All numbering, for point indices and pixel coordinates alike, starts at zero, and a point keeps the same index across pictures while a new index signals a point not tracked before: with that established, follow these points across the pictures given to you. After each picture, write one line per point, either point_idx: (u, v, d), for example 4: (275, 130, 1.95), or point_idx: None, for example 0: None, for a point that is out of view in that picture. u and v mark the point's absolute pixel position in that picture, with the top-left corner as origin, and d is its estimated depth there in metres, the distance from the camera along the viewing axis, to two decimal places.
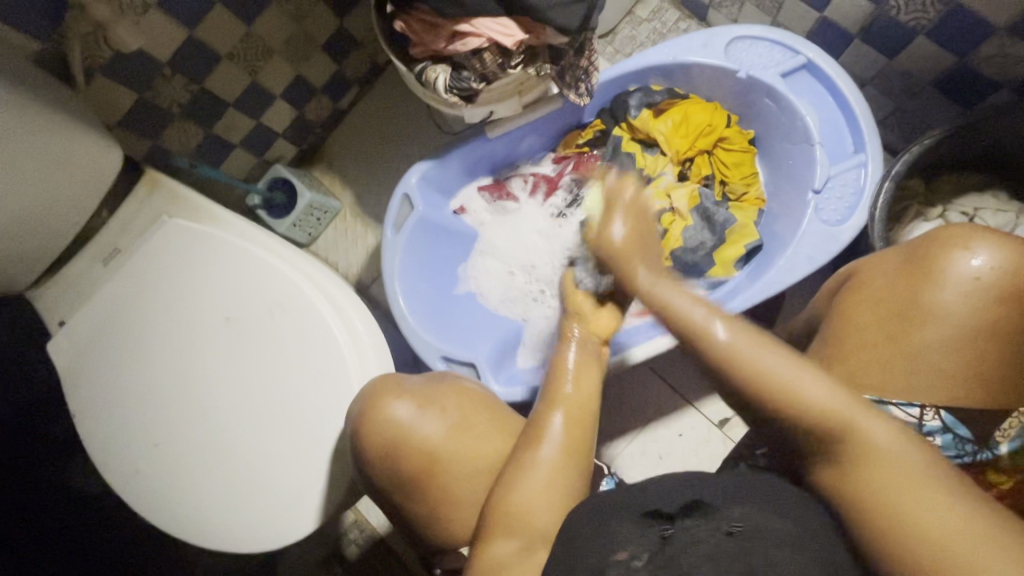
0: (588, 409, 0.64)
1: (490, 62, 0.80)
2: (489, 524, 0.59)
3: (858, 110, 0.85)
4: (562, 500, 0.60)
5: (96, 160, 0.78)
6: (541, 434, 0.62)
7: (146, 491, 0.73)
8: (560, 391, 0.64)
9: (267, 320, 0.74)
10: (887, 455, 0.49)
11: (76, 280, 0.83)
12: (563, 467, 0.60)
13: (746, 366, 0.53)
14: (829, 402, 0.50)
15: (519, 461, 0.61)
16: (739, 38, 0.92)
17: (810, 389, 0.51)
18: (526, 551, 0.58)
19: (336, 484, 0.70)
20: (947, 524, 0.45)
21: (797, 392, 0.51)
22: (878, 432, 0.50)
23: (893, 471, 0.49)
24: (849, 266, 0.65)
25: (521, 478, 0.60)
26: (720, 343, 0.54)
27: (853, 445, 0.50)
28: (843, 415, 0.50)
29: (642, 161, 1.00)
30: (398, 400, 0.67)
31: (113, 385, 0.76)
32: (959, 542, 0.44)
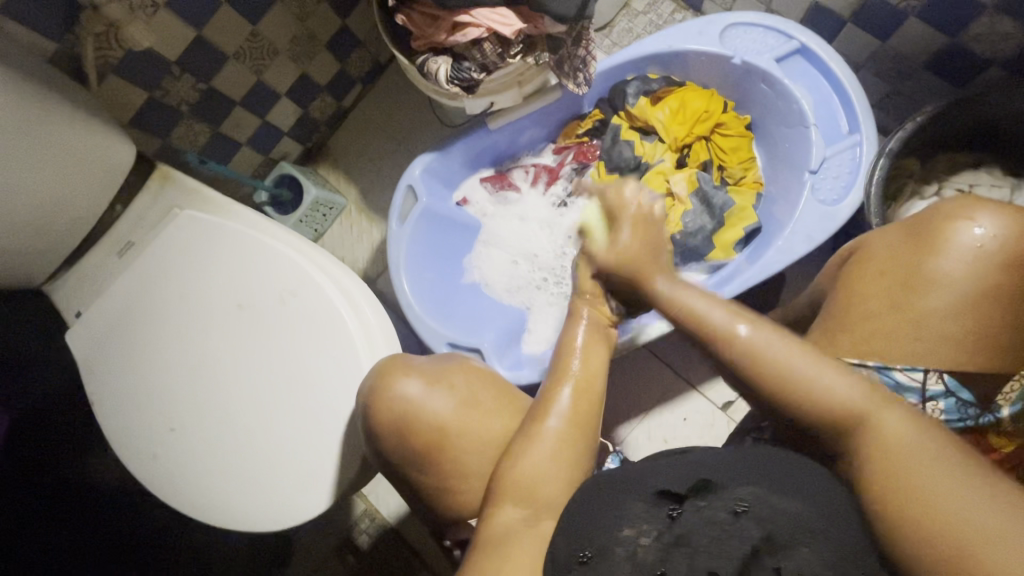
0: (594, 379, 0.65)
1: (489, 52, 0.82)
2: (497, 491, 0.60)
3: (852, 92, 0.87)
4: (568, 471, 0.61)
5: (110, 155, 0.81)
6: (550, 406, 0.63)
7: (164, 474, 0.75)
8: (566, 366, 0.66)
9: (279, 306, 0.76)
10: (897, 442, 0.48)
11: (90, 273, 0.85)
12: (570, 437, 0.62)
13: (765, 363, 0.55)
14: (850, 401, 0.51)
15: (528, 432, 0.62)
16: (733, 25, 0.94)
17: (832, 387, 0.52)
18: (534, 523, 0.58)
19: (348, 464, 0.72)
20: (960, 511, 0.42)
21: (812, 386, 0.53)
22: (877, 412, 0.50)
23: (903, 459, 0.47)
24: (856, 241, 0.66)
25: (529, 448, 0.61)
26: (742, 339, 0.57)
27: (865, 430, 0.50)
28: (858, 407, 0.51)
29: (640, 148, 1.03)
30: (406, 376, 0.69)
31: (130, 372, 0.78)
32: (970, 530, 0.41)
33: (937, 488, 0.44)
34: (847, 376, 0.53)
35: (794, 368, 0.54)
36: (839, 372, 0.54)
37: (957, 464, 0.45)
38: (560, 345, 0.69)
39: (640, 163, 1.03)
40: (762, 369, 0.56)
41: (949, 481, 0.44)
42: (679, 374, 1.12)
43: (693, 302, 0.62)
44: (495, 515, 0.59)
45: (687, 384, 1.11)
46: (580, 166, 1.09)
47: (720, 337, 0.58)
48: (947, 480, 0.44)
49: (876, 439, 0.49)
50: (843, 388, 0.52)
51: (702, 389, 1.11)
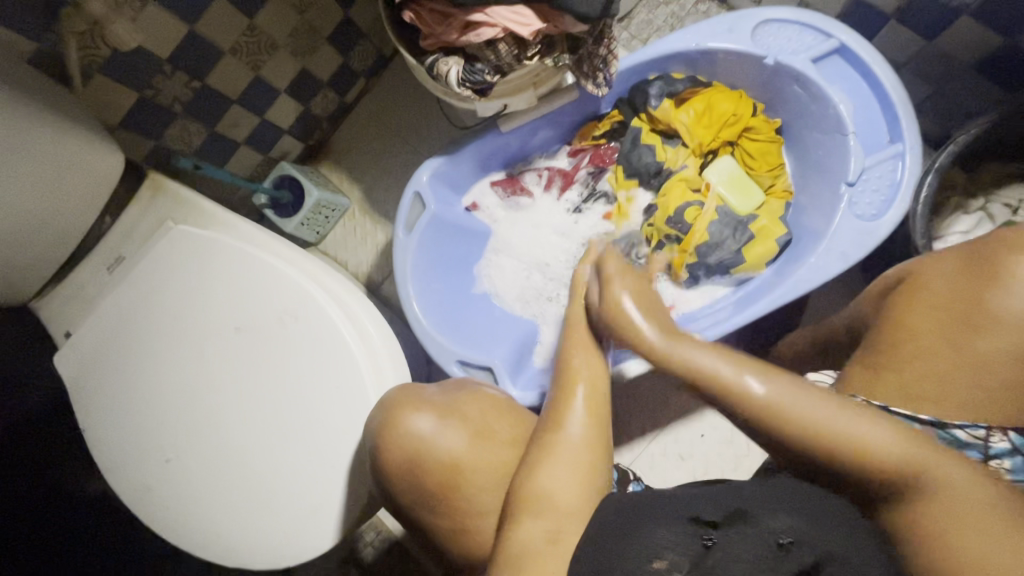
0: (601, 382, 0.64)
1: (505, 52, 0.75)
2: (516, 507, 0.59)
3: (895, 97, 0.81)
4: (586, 481, 0.59)
5: (98, 162, 0.75)
6: (563, 416, 0.61)
7: (163, 505, 0.72)
8: (572, 371, 0.64)
9: (278, 330, 0.71)
10: (960, 492, 0.48)
11: (80, 289, 0.80)
12: (588, 444, 0.60)
13: (789, 417, 0.51)
14: (899, 450, 0.48)
15: (542, 445, 0.60)
16: (766, 21, 0.86)
17: (875, 434, 0.49)
18: (555, 539, 0.56)
19: (354, 498, 0.68)
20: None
21: (857, 441, 0.49)
22: (952, 472, 0.48)
23: (966, 511, 0.47)
24: (901, 266, 0.62)
25: (550, 459, 0.59)
26: (760, 397, 0.51)
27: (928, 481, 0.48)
28: (916, 458, 0.49)
29: (662, 153, 0.98)
30: (417, 413, 0.65)
31: (124, 396, 0.73)
32: None
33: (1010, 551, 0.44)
34: (828, 401, 0.51)
35: (807, 413, 0.50)
36: (795, 388, 0.51)
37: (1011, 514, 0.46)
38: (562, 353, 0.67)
39: (662, 170, 0.98)
40: (788, 424, 0.51)
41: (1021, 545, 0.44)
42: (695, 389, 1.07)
43: (686, 348, 0.55)
44: (514, 532, 0.57)
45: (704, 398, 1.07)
46: (596, 170, 1.04)
47: (728, 392, 0.52)
48: (1002, 529, 0.45)
49: (930, 492, 0.48)
50: (826, 414, 0.50)
51: None
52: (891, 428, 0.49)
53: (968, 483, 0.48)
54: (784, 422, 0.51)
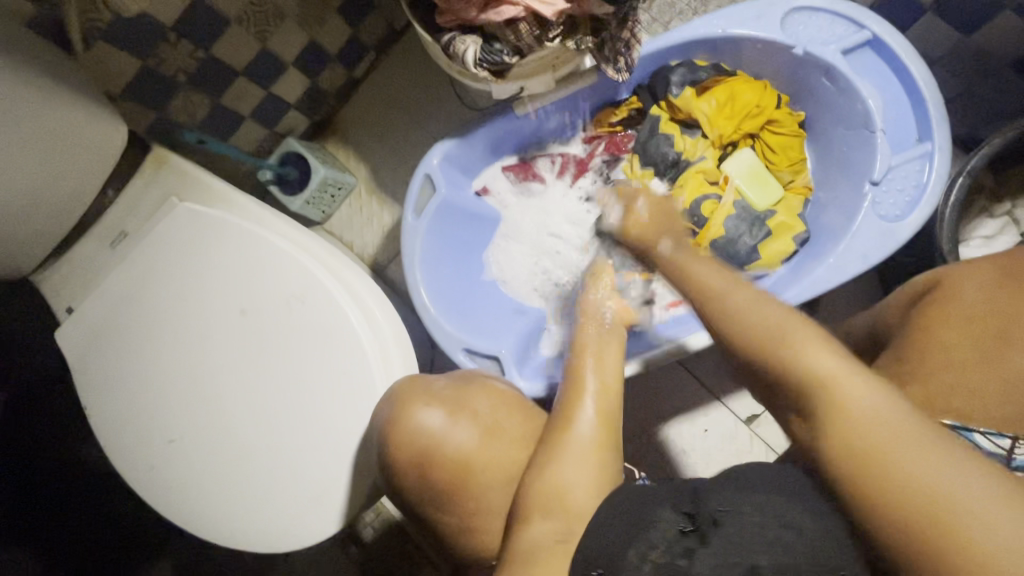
0: (612, 387, 0.64)
1: (526, 34, 0.72)
2: (525, 506, 0.58)
3: (927, 94, 0.78)
4: (597, 481, 0.58)
5: (98, 133, 0.72)
6: (573, 416, 0.62)
7: (166, 487, 0.71)
8: (584, 380, 0.64)
9: (284, 314, 0.69)
10: (861, 407, 0.42)
11: (81, 265, 0.78)
12: (598, 442, 0.60)
13: (747, 325, 0.49)
14: (829, 375, 0.44)
15: (552, 444, 0.61)
16: (797, 8, 0.83)
17: (816, 359, 0.45)
18: (564, 539, 0.55)
19: (359, 487, 0.67)
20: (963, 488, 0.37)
21: (804, 358, 0.46)
22: (824, 363, 0.45)
23: (872, 427, 0.41)
24: (932, 273, 0.61)
25: (558, 459, 0.59)
26: (729, 306, 0.51)
27: (830, 399, 0.43)
28: (836, 385, 0.44)
29: (680, 143, 0.95)
30: (428, 407, 0.66)
31: (127, 376, 0.72)
32: (972, 511, 0.36)
33: (916, 459, 0.39)
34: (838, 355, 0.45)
35: (781, 330, 0.48)
36: (822, 346, 0.46)
37: (922, 434, 0.40)
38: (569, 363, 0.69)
39: (679, 161, 0.95)
40: (749, 332, 0.49)
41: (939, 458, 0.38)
42: (702, 384, 1.06)
43: (698, 268, 0.56)
44: (526, 532, 0.57)
45: (708, 393, 1.06)
46: (611, 158, 1.02)
47: (711, 297, 0.53)
48: (917, 447, 0.39)
49: (831, 409, 0.43)
50: (830, 363, 0.45)
51: (725, 400, 1.06)
52: (840, 356, 0.45)
53: (887, 405, 0.42)
54: (737, 329, 0.50)
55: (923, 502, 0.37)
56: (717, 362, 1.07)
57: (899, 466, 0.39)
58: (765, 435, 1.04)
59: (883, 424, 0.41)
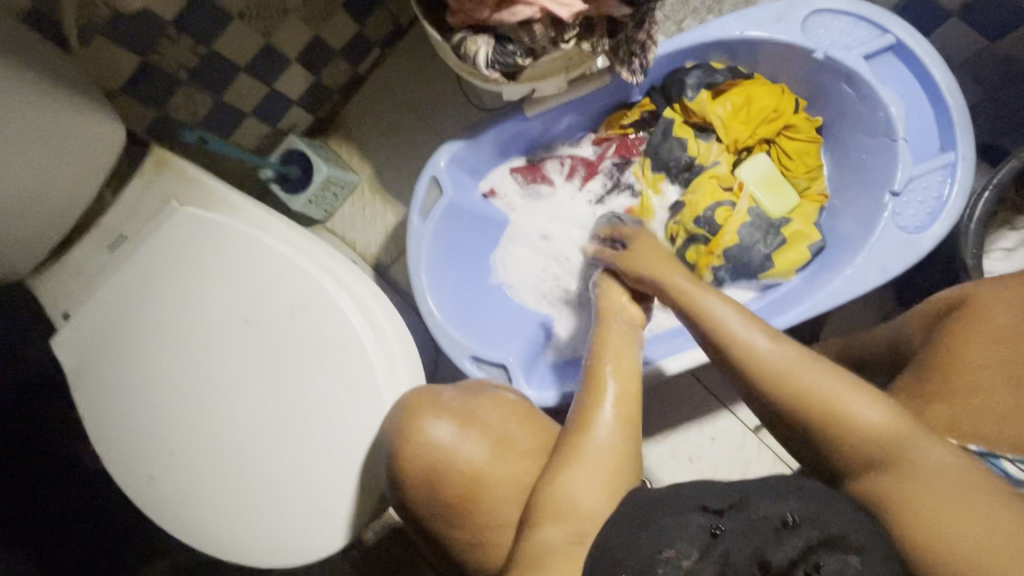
0: (632, 395, 0.61)
1: (540, 35, 0.70)
2: (535, 514, 0.57)
3: (951, 102, 0.75)
4: (611, 486, 0.57)
5: (95, 135, 0.70)
6: (591, 421, 0.59)
7: (166, 498, 0.69)
8: (604, 384, 0.62)
9: (289, 323, 0.67)
10: (923, 463, 0.49)
11: (77, 269, 0.75)
12: (614, 449, 0.58)
13: (786, 382, 0.54)
14: (883, 428, 0.50)
15: (567, 450, 0.59)
16: (818, 11, 0.80)
17: (866, 414, 0.51)
18: (578, 540, 0.55)
19: (365, 502, 0.66)
20: (972, 534, 0.44)
21: (842, 413, 0.52)
22: (866, 414, 0.51)
23: (933, 485, 0.48)
24: (956, 290, 0.60)
25: (573, 464, 0.58)
26: (761, 351, 0.56)
27: (898, 459, 0.50)
28: (889, 442, 0.50)
29: (694, 147, 0.92)
30: (437, 419, 0.64)
31: (127, 385, 0.70)
32: (990, 557, 0.43)
33: (954, 524, 0.45)
34: (870, 400, 0.51)
35: (819, 385, 0.53)
36: (869, 398, 0.52)
37: (971, 486, 0.47)
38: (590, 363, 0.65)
39: (693, 165, 0.93)
40: (783, 388, 0.54)
41: (968, 512, 0.45)
42: (710, 391, 1.05)
43: (705, 303, 0.61)
44: (537, 535, 0.56)
45: (716, 400, 1.05)
46: (621, 160, 0.99)
47: (729, 347, 0.58)
48: (960, 499, 0.46)
49: (897, 464, 0.50)
50: (872, 413, 0.51)
51: (733, 408, 1.05)
52: (885, 409, 0.51)
53: (950, 460, 0.49)
54: (774, 381, 0.55)
55: (966, 554, 0.44)
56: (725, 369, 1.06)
57: (942, 519, 0.46)
58: (772, 443, 1.03)
59: (939, 476, 0.48)
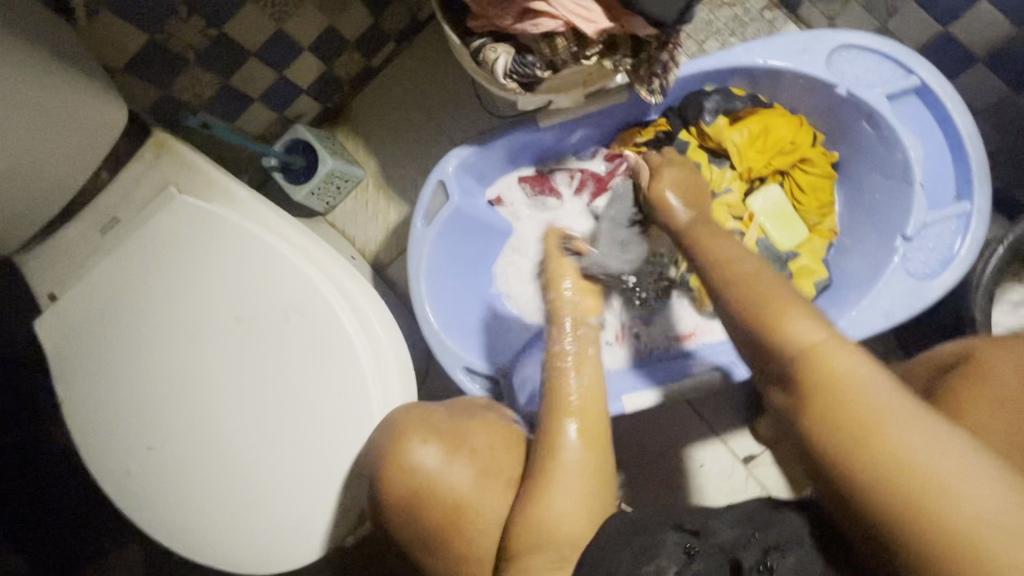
0: (598, 410, 0.65)
1: (561, 49, 0.67)
2: (519, 540, 0.58)
3: (972, 151, 0.74)
4: (588, 506, 0.59)
5: (93, 114, 0.67)
6: (558, 439, 0.61)
7: (139, 497, 0.67)
8: (566, 400, 0.65)
9: (281, 325, 0.65)
10: (842, 373, 0.42)
11: (68, 250, 0.73)
12: (586, 469, 0.60)
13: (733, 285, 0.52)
14: (808, 335, 0.44)
15: (544, 470, 0.60)
16: (845, 45, 0.79)
17: (803, 328, 0.45)
18: (558, 565, 0.57)
19: (344, 517, 0.64)
20: (901, 440, 0.38)
21: (781, 324, 0.46)
22: (807, 329, 0.45)
23: (847, 388, 0.41)
24: (967, 344, 0.61)
25: (548, 486, 0.59)
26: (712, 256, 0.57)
27: (817, 369, 0.43)
28: (823, 351, 0.43)
29: (707, 172, 0.90)
30: (423, 443, 0.62)
31: (109, 375, 0.68)
32: (930, 482, 0.37)
33: (891, 426, 0.39)
34: (815, 318, 0.45)
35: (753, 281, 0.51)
36: (802, 314, 0.46)
37: (906, 411, 0.39)
38: (551, 381, 0.69)
39: None
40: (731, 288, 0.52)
41: (923, 430, 0.38)
42: (703, 419, 1.04)
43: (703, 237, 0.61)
44: (522, 561, 0.58)
45: (709, 429, 1.04)
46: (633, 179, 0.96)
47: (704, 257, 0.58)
48: (895, 418, 0.39)
49: (814, 375, 0.43)
50: (808, 329, 0.45)
51: (725, 437, 1.03)
52: (822, 326, 0.45)
53: (874, 375, 0.41)
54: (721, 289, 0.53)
55: (900, 475, 0.38)
56: (721, 398, 1.04)
57: (870, 422, 0.39)
58: (761, 476, 1.02)
59: (859, 388, 0.41)
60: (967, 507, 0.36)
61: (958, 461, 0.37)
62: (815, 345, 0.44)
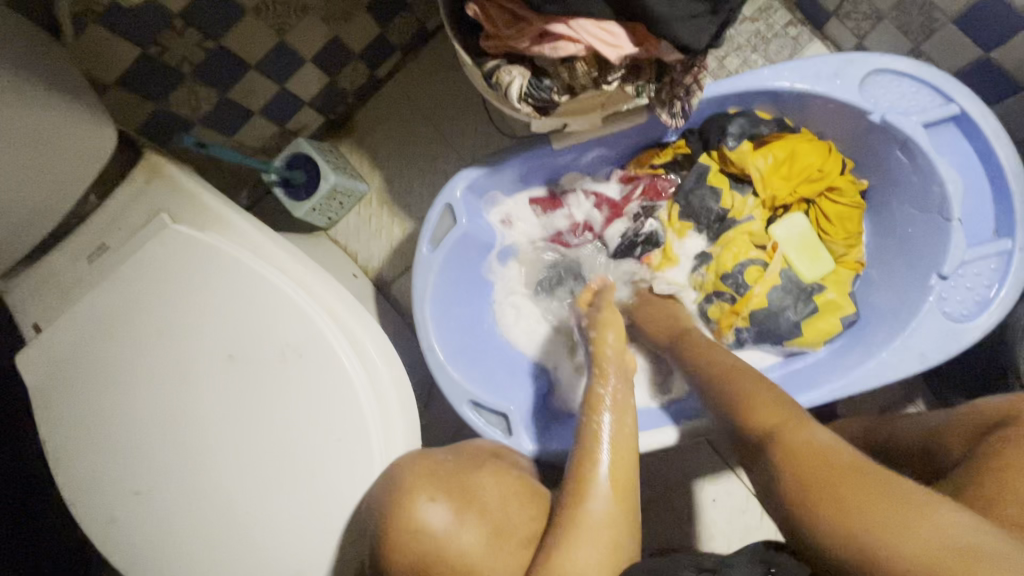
0: (628, 459, 0.61)
1: (581, 73, 0.63)
2: None
3: (1015, 187, 0.70)
4: (611, 565, 0.55)
5: (79, 137, 0.63)
6: (587, 491, 0.58)
7: (122, 545, 0.63)
8: (595, 449, 0.60)
9: (277, 366, 0.61)
10: (809, 446, 0.54)
11: (52, 277, 0.69)
12: (610, 520, 0.57)
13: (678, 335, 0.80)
14: (773, 414, 0.60)
15: (567, 528, 0.56)
16: (879, 70, 0.75)
17: (768, 407, 0.61)
18: None
19: (341, 572, 0.59)
20: (844, 491, 0.49)
21: (757, 406, 0.62)
22: (776, 410, 0.60)
23: (808, 454, 0.54)
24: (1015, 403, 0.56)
25: (570, 544, 0.55)
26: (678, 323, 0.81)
27: (784, 441, 0.56)
28: (785, 426, 0.58)
29: (728, 200, 0.86)
30: (430, 501, 0.58)
31: (95, 414, 0.64)
32: (863, 522, 0.46)
33: (839, 492, 0.49)
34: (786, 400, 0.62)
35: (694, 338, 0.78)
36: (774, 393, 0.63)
37: (856, 471, 0.50)
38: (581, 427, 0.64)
39: (725, 218, 0.87)
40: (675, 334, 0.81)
41: (864, 486, 0.49)
42: (716, 451, 1.00)
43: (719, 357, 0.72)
44: None
45: (723, 461, 1.00)
46: (649, 203, 0.91)
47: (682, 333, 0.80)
48: (843, 477, 0.50)
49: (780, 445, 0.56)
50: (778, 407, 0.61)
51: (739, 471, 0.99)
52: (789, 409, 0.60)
53: (832, 445, 0.54)
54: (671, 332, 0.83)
55: (841, 518, 0.47)
56: None
57: (820, 478, 0.51)
58: None
59: (816, 453, 0.53)
60: (894, 544, 0.44)
61: (892, 503, 0.47)
62: (781, 422, 0.59)
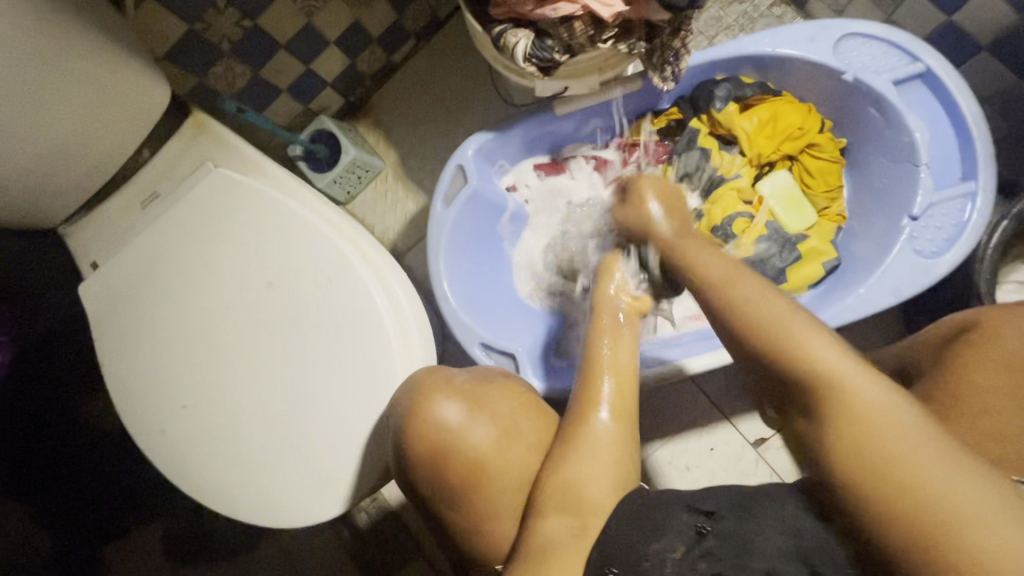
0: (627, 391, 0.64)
1: (579, 32, 0.72)
2: (543, 502, 0.60)
3: (976, 134, 0.77)
4: (615, 479, 0.61)
5: (137, 94, 0.72)
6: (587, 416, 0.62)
7: (172, 454, 0.70)
8: (598, 384, 0.63)
9: (311, 290, 0.69)
10: (963, 517, 0.36)
11: (110, 222, 0.77)
12: (616, 444, 0.61)
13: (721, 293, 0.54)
14: (938, 484, 0.37)
15: (570, 439, 0.62)
16: (851, 34, 0.82)
17: (915, 462, 0.39)
18: (581, 534, 0.58)
19: (368, 471, 0.67)
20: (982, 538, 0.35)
21: (874, 446, 0.40)
22: (884, 449, 0.40)
23: (956, 519, 0.36)
24: (968, 313, 0.62)
25: (574, 452, 0.61)
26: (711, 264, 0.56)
27: (934, 514, 0.37)
28: (897, 473, 0.39)
29: (717, 158, 0.93)
30: (447, 401, 0.66)
31: (149, 337, 0.71)
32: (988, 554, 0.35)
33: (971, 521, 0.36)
34: (918, 443, 0.40)
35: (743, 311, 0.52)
36: (888, 424, 0.41)
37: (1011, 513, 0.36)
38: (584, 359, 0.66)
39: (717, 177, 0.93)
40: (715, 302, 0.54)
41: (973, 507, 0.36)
42: (713, 402, 1.05)
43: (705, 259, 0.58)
44: (542, 524, 0.59)
45: (719, 412, 1.05)
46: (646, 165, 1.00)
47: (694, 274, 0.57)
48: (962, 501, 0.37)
49: (942, 530, 0.36)
50: (931, 470, 0.38)
51: (735, 421, 1.05)
52: (935, 460, 0.38)
53: (980, 496, 0.36)
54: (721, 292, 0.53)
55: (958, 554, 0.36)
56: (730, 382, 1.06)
57: (942, 521, 0.37)
58: (771, 460, 1.03)
59: (965, 514, 0.36)
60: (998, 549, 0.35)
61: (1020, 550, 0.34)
62: (929, 485, 0.37)
